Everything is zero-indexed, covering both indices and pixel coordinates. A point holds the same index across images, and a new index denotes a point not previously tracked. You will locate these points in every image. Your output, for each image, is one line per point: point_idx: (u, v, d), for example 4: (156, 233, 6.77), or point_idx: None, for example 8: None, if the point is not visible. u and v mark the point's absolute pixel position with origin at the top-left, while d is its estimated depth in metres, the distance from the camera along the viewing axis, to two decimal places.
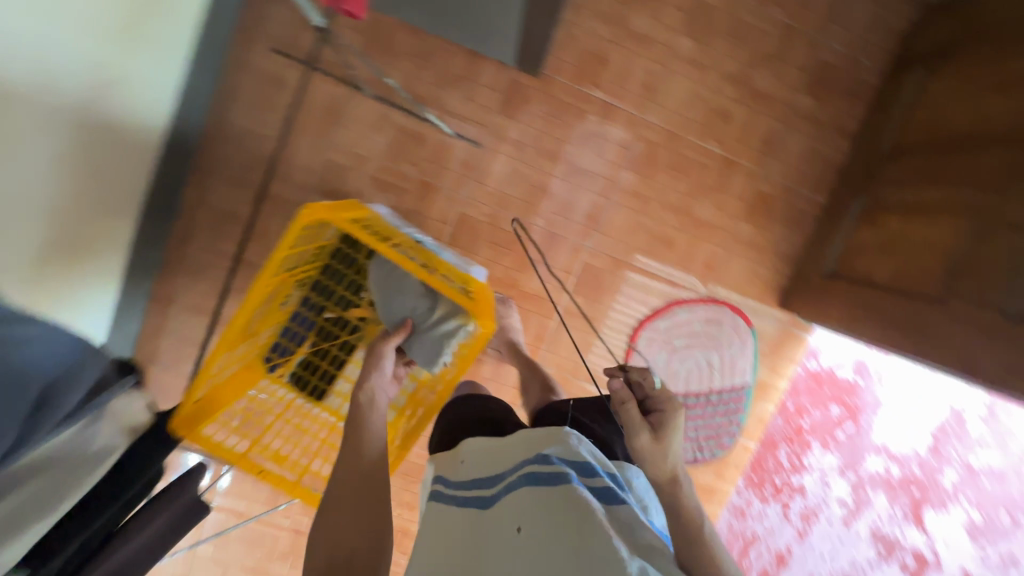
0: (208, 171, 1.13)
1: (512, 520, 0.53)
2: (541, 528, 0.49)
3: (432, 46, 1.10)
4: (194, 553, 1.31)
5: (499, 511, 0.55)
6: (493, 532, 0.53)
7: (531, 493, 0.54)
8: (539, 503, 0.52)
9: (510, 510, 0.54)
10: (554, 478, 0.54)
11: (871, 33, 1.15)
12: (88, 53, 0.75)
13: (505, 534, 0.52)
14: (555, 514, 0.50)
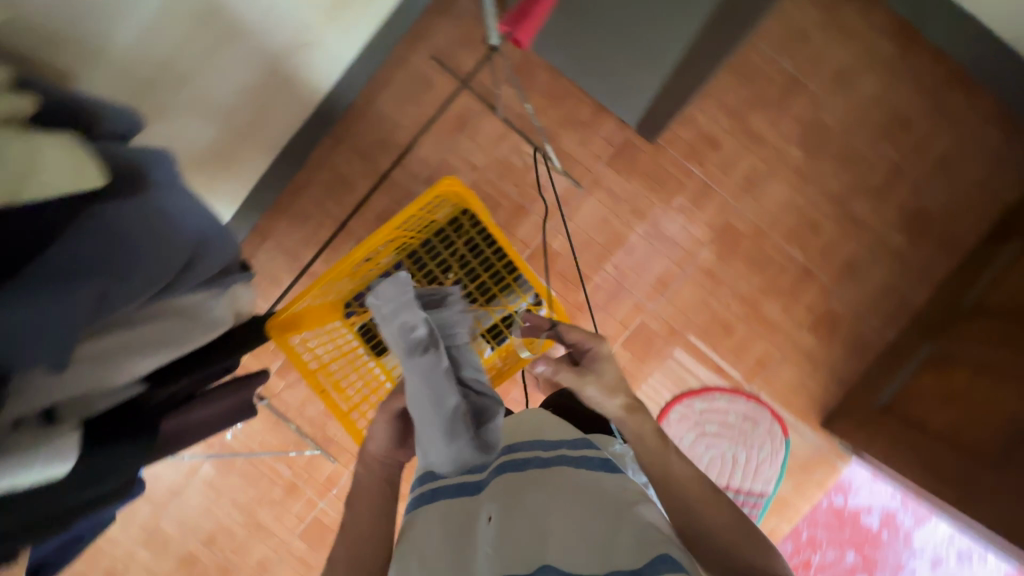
0: (341, 138, 1.27)
1: (483, 511, 0.56)
2: (513, 510, 0.54)
3: (566, 90, 1.22)
4: (198, 470, 1.37)
5: (476, 505, 0.59)
6: (471, 526, 0.55)
7: (504, 480, 0.59)
8: (508, 489, 0.57)
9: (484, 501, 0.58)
10: (519, 466, 0.61)
11: (979, 193, 1.17)
12: (291, 14, 0.89)
13: (481, 522, 0.54)
14: (525, 496, 0.56)
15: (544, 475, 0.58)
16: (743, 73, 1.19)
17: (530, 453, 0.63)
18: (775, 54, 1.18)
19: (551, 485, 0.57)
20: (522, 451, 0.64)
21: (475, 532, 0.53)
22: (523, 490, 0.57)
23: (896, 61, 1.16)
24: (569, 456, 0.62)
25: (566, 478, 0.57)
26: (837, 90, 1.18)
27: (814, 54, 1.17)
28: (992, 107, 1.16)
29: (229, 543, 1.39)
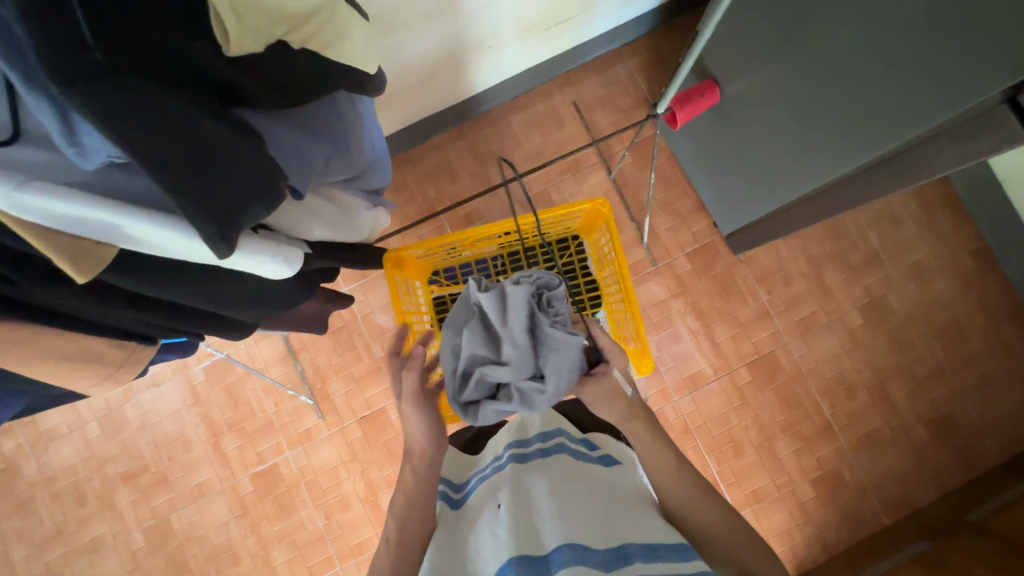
0: (466, 136, 1.35)
1: (493, 501, 0.61)
2: (521, 495, 0.60)
3: (678, 181, 1.32)
4: (188, 370, 1.35)
5: (485, 498, 0.64)
6: (483, 519, 0.60)
7: (509, 470, 0.65)
8: (513, 477, 0.63)
9: (491, 493, 0.64)
10: (521, 457, 0.67)
11: (1006, 423, 1.23)
12: (495, 19, 0.99)
13: (492, 512, 0.60)
14: (529, 483, 0.61)
15: (544, 463, 0.65)
16: (835, 232, 1.29)
17: (529, 445, 0.69)
18: (867, 227, 1.28)
19: (551, 472, 0.63)
20: (519, 445, 0.69)
21: (490, 521, 0.59)
22: (525, 480, 0.62)
23: (969, 278, 1.26)
24: (564, 445, 0.69)
25: (564, 466, 0.65)
26: (910, 280, 1.27)
27: (901, 242, 1.28)
28: None
29: (180, 455, 1.34)
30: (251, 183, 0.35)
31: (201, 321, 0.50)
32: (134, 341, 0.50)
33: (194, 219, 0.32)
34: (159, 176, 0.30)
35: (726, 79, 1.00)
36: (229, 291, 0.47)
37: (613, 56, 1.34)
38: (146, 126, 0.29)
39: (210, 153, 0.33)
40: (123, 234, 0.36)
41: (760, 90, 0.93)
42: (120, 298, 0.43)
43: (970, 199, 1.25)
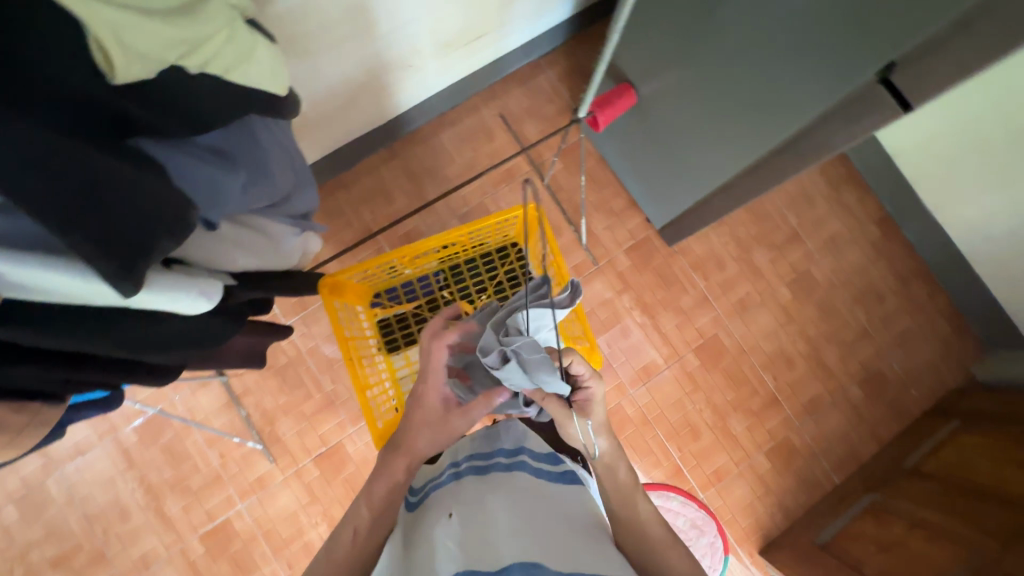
0: (396, 156, 1.34)
1: (444, 509, 0.61)
2: (476, 509, 0.59)
3: (608, 181, 1.36)
4: (117, 433, 1.24)
5: (437, 504, 0.63)
6: (430, 525, 0.59)
7: (467, 483, 0.65)
8: (470, 490, 0.63)
9: (443, 501, 0.62)
10: (481, 469, 0.68)
11: (926, 374, 1.34)
12: (413, 37, 0.99)
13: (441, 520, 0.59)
14: (487, 495, 0.61)
15: (501, 480, 0.64)
16: (757, 216, 1.37)
17: (491, 459, 0.69)
18: (785, 208, 1.38)
19: (511, 491, 0.62)
20: (478, 459, 0.70)
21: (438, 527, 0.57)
22: (483, 494, 0.62)
23: (877, 246, 1.37)
24: (524, 463, 0.68)
25: (521, 484, 0.64)
26: (828, 252, 1.37)
27: (815, 219, 1.38)
28: (947, 305, 1.36)
29: (117, 526, 1.22)
30: (145, 215, 0.34)
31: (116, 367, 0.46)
32: (38, 403, 0.44)
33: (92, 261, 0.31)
34: (47, 219, 0.29)
35: (642, 80, 1.05)
36: (144, 334, 0.43)
37: (533, 67, 1.37)
38: (31, 167, 0.28)
39: (104, 185, 0.31)
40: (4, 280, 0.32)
41: (674, 88, 0.98)
42: (16, 353, 0.38)
43: (869, 174, 1.37)
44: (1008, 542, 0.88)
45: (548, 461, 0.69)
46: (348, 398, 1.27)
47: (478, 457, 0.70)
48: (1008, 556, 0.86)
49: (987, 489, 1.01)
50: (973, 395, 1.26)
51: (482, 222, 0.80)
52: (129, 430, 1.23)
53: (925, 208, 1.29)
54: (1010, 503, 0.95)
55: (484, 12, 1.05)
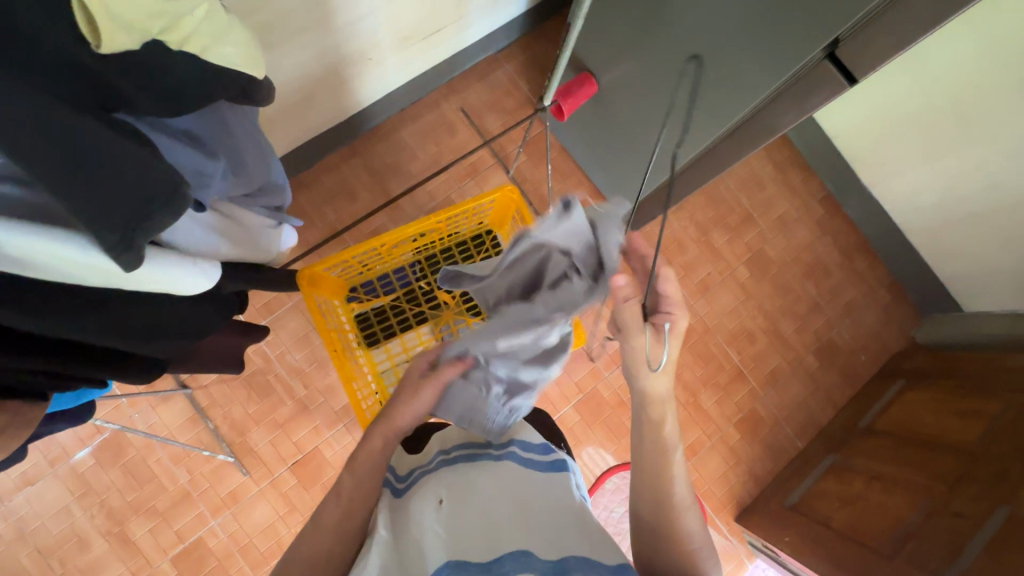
0: (357, 153, 1.32)
1: (432, 493, 0.60)
2: (467, 500, 0.59)
3: (571, 171, 1.39)
4: (71, 458, 1.16)
5: (424, 487, 0.62)
6: (413, 510, 0.59)
7: (452, 473, 0.64)
8: (459, 477, 0.63)
9: (432, 485, 0.62)
10: (471, 457, 0.67)
11: (872, 339, 1.44)
12: (372, 30, 0.98)
13: (431, 506, 0.58)
14: (476, 483, 0.62)
15: (490, 470, 0.64)
16: (712, 200, 1.44)
17: (483, 449, 0.69)
18: (737, 191, 1.45)
19: (499, 484, 0.61)
20: (468, 448, 0.69)
21: (428, 512, 0.57)
22: (472, 482, 0.62)
23: (822, 223, 1.47)
24: (515, 454, 0.66)
25: (511, 474, 0.63)
26: (779, 232, 1.45)
27: (766, 200, 1.46)
28: (886, 274, 1.46)
29: (75, 558, 1.14)
30: (141, 187, 0.33)
31: (95, 361, 0.44)
32: (15, 398, 0.42)
33: (96, 225, 0.31)
34: (48, 178, 0.29)
35: (600, 69, 1.08)
36: (126, 322, 0.42)
37: (491, 61, 1.38)
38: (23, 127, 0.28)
39: (93, 151, 0.31)
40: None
41: (631, 76, 1.01)
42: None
43: (811, 156, 1.46)
44: (954, 483, 0.97)
45: (539, 448, 0.66)
46: (323, 403, 1.24)
47: (467, 451, 0.68)
48: (956, 496, 0.94)
49: (931, 437, 1.10)
50: (915, 355, 1.37)
51: (458, 208, 0.81)
52: (85, 453, 1.16)
53: (863, 185, 1.39)
54: (953, 448, 1.03)
55: (442, 5, 1.06)
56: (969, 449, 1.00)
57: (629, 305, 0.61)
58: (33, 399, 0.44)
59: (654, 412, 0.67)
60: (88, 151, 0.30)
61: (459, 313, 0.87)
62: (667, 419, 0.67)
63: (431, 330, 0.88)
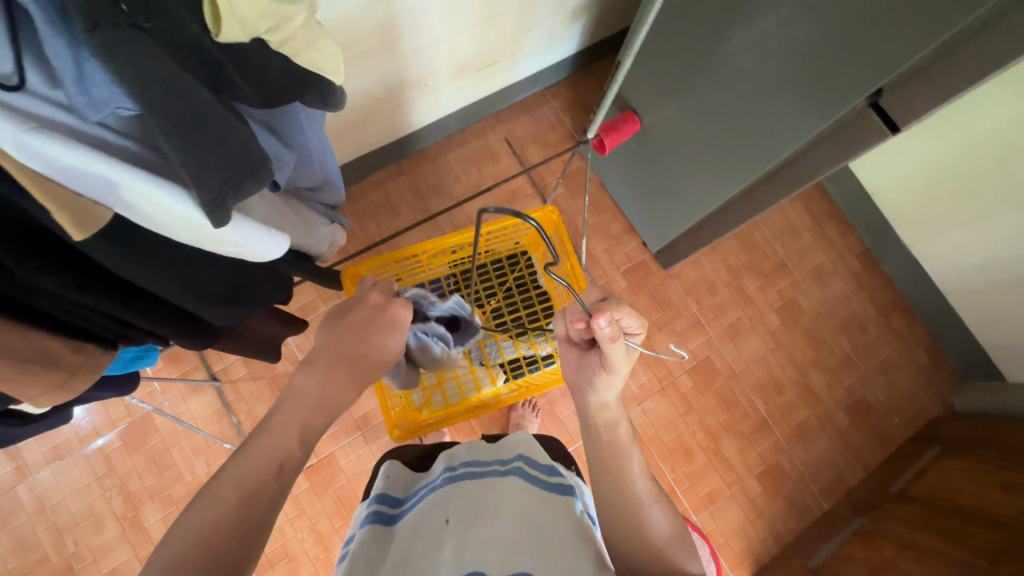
0: (404, 173, 1.38)
1: (439, 515, 0.54)
2: (472, 518, 0.53)
3: (608, 207, 1.42)
4: (100, 437, 1.20)
5: (427, 513, 0.56)
6: (415, 539, 0.53)
7: (452, 490, 0.58)
8: (465, 497, 0.56)
9: (435, 509, 0.56)
10: (475, 474, 0.60)
11: (908, 402, 1.39)
12: (432, 58, 1.06)
13: (438, 527, 0.53)
14: (484, 501, 0.55)
15: (496, 488, 0.57)
16: (747, 245, 1.44)
17: (484, 466, 0.62)
18: (772, 239, 1.45)
19: (502, 498, 0.55)
20: (474, 464, 0.62)
21: (432, 537, 0.52)
22: (479, 502, 0.55)
23: (859, 278, 1.45)
24: (520, 469, 0.61)
25: (519, 491, 0.57)
26: (813, 282, 1.44)
27: (801, 250, 1.45)
28: (925, 335, 1.42)
29: (89, 537, 1.16)
30: (229, 164, 0.36)
31: (165, 321, 0.51)
32: (92, 344, 0.49)
33: (198, 181, 0.35)
34: (165, 130, 0.33)
35: (643, 109, 1.11)
36: (199, 279, 0.48)
37: (539, 97, 1.45)
38: (149, 81, 0.32)
39: (208, 121, 0.35)
40: (118, 197, 0.36)
41: (672, 119, 1.04)
42: (90, 282, 0.43)
43: (848, 210, 1.46)
44: (994, 558, 0.89)
45: (546, 476, 0.61)
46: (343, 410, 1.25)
47: (468, 469, 0.61)
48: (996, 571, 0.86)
49: (970, 508, 1.03)
50: (953, 422, 1.31)
51: (499, 225, 0.85)
52: (113, 434, 1.20)
53: (902, 242, 1.37)
54: (993, 522, 0.97)
55: (498, 41, 1.13)
56: (1012, 524, 0.93)
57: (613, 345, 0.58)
58: (104, 347, 0.50)
59: (601, 418, 0.63)
60: (202, 116, 0.34)
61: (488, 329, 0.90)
62: (620, 424, 0.63)
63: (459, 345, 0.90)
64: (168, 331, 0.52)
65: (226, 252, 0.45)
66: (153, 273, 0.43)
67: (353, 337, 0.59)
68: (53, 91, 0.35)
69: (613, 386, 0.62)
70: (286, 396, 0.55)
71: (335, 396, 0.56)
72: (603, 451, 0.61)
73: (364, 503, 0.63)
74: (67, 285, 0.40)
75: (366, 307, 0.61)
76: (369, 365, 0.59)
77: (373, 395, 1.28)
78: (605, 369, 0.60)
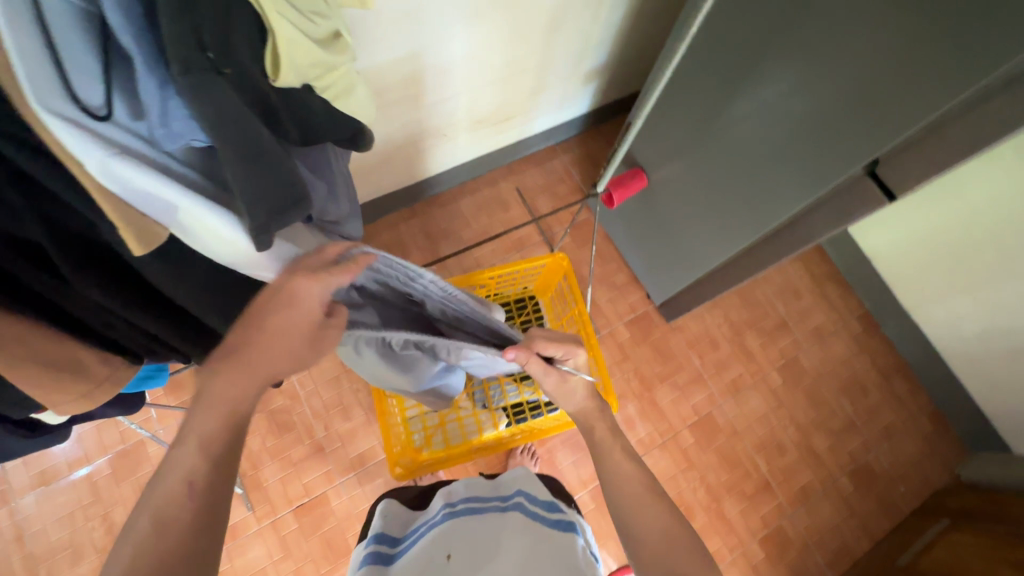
0: (416, 216, 1.43)
1: (441, 551, 0.54)
2: (475, 556, 0.52)
3: (613, 258, 1.46)
4: (90, 463, 1.18)
5: (427, 548, 0.55)
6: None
7: (453, 526, 0.57)
8: (467, 535, 0.56)
9: (436, 544, 0.55)
10: (475, 510, 0.60)
11: (912, 470, 1.36)
12: (452, 111, 1.12)
13: (440, 563, 0.53)
14: (486, 539, 0.55)
15: (496, 526, 0.57)
16: (749, 303, 1.46)
17: (484, 502, 0.62)
18: (773, 297, 1.48)
19: (505, 536, 0.55)
20: (474, 500, 0.62)
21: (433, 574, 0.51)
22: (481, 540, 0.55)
23: (860, 340, 1.46)
24: (521, 506, 0.61)
25: (521, 529, 0.57)
26: (814, 342, 1.45)
27: (802, 310, 1.47)
28: (928, 402, 1.41)
29: (64, 570, 1.12)
30: (280, 198, 0.37)
31: (190, 338, 0.52)
32: (117, 356, 0.50)
33: (250, 210, 0.35)
34: (227, 162, 0.33)
35: (650, 167, 1.16)
36: (226, 300, 0.49)
37: (549, 151, 1.52)
38: (219, 124, 0.33)
39: (265, 154, 0.35)
40: (175, 219, 0.37)
41: (678, 177, 1.09)
42: (130, 296, 0.44)
43: (849, 273, 1.49)
44: None
45: (548, 514, 0.61)
46: (339, 448, 1.24)
47: (468, 505, 0.60)
48: None
49: None
50: (959, 494, 1.28)
51: (509, 269, 0.87)
52: (104, 461, 1.18)
53: (902, 307, 1.39)
54: None
55: (514, 98, 1.20)
56: None
57: (531, 361, 0.67)
58: (129, 359, 0.51)
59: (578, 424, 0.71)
60: (261, 152, 0.35)
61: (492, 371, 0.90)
62: (594, 427, 0.68)
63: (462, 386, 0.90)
64: (193, 350, 0.53)
65: (260, 275, 0.46)
66: (186, 289, 0.44)
67: (249, 327, 0.46)
68: (137, 123, 0.35)
69: (569, 404, 0.71)
70: (195, 400, 0.47)
71: (239, 396, 0.48)
72: (626, 491, 0.61)
73: (362, 543, 0.62)
74: (111, 296, 0.42)
75: (270, 294, 0.45)
76: (271, 353, 0.48)
77: (370, 434, 1.26)
78: (555, 395, 0.70)
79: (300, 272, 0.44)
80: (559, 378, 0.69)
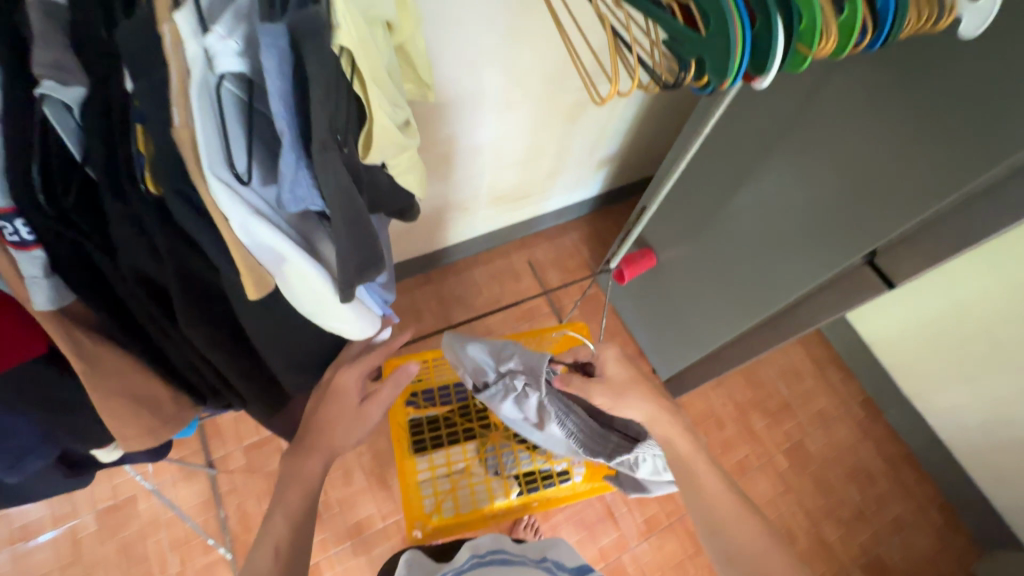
0: (432, 282, 1.48)
1: None
2: None
3: (619, 333, 1.50)
4: (76, 517, 1.13)
5: None
6: None
7: None
8: None
9: None
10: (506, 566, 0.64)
11: (926, 567, 1.32)
12: (476, 187, 1.21)
13: None
14: None
15: None
16: (752, 383, 1.49)
17: (515, 559, 0.66)
18: (776, 379, 1.50)
19: None
20: (504, 554, 0.66)
21: None
22: None
23: (864, 426, 1.46)
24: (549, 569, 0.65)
25: None
26: (818, 426, 1.45)
27: (804, 393, 1.49)
28: (937, 494, 1.39)
29: None
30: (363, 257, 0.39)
31: (259, 388, 0.55)
32: (187, 396, 0.57)
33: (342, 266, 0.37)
34: (338, 227, 0.35)
35: (660, 247, 1.24)
36: (283, 348, 0.51)
37: (561, 228, 1.61)
38: (338, 194, 0.34)
39: (363, 221, 0.37)
40: (280, 271, 0.38)
41: (686, 259, 1.15)
42: (225, 337, 0.48)
43: (849, 359, 1.53)
44: None
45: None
46: (337, 514, 1.20)
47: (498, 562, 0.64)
48: None
49: None
50: None
51: (532, 336, 0.90)
52: (92, 516, 1.13)
53: (904, 395, 1.41)
54: None
55: (534, 177, 1.29)
56: None
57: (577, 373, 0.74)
58: (193, 400, 0.58)
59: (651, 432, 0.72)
60: (359, 215, 0.37)
61: (505, 437, 0.93)
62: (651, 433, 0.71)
63: (477, 450, 0.92)
64: (257, 399, 0.56)
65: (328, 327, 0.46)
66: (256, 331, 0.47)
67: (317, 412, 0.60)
68: (264, 188, 0.35)
69: (636, 409, 0.72)
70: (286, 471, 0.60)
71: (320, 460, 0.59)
72: (728, 527, 0.65)
73: None
74: (207, 343, 0.46)
75: (325, 388, 0.61)
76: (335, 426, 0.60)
77: (369, 501, 1.22)
78: (616, 404, 0.71)
79: (344, 364, 0.60)
80: (603, 379, 0.72)
